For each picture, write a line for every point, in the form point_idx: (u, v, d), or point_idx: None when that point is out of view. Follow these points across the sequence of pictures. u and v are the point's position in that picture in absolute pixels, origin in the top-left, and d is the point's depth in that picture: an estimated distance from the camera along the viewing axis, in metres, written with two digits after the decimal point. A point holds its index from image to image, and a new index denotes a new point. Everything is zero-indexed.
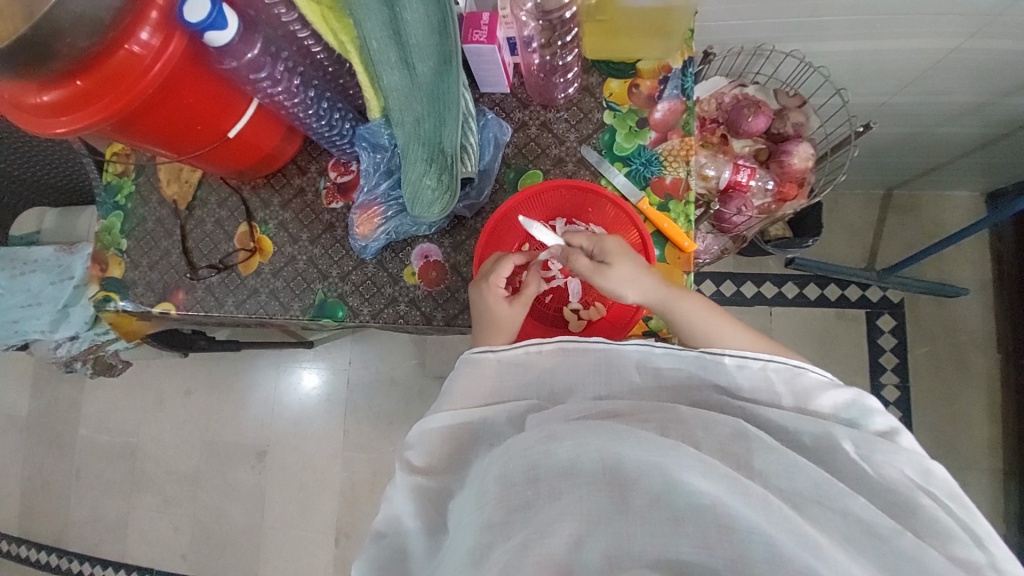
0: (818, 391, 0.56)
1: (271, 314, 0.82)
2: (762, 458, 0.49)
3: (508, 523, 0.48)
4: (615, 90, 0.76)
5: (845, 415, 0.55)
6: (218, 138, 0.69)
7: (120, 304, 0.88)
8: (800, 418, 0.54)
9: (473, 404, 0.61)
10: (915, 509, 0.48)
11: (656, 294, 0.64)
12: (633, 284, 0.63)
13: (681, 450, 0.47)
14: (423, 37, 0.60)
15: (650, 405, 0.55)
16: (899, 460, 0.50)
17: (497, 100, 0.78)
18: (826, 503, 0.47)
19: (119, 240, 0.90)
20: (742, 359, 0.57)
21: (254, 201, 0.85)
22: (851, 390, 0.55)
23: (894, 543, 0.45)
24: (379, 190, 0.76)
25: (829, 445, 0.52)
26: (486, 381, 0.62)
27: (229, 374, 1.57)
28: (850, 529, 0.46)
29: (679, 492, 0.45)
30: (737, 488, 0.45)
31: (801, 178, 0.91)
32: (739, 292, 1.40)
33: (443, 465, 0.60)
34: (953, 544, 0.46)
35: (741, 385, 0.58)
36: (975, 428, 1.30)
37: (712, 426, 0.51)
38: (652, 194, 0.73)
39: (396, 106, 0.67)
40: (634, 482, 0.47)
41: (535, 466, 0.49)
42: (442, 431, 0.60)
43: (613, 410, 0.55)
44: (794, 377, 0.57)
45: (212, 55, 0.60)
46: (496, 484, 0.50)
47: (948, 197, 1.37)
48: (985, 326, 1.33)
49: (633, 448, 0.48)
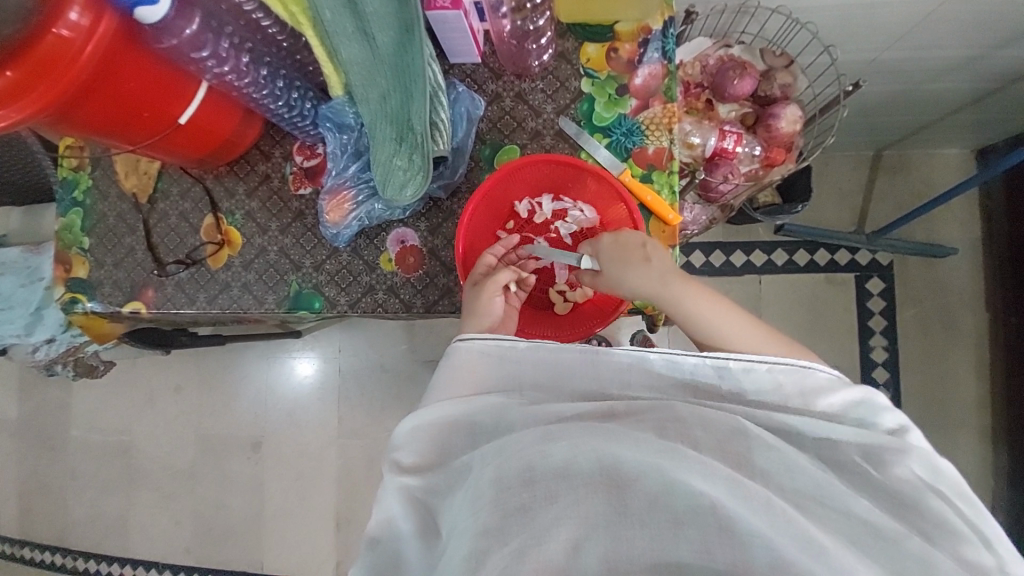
0: (823, 393, 0.55)
1: (245, 308, 0.79)
2: (762, 456, 0.49)
3: (506, 528, 0.47)
4: (593, 55, 0.71)
5: (854, 415, 0.54)
6: (169, 125, 0.64)
7: (88, 305, 0.84)
8: (806, 422, 0.52)
9: (456, 397, 0.58)
10: (922, 509, 0.48)
11: (657, 287, 0.61)
12: (631, 278, 0.61)
13: (680, 452, 0.48)
14: (380, 5, 0.57)
15: (647, 404, 0.54)
16: (908, 460, 0.49)
17: (468, 71, 0.73)
18: (830, 503, 0.48)
19: (80, 239, 0.86)
20: (748, 363, 0.56)
21: (218, 190, 0.81)
22: (861, 389, 0.54)
23: (900, 544, 0.46)
24: (348, 173, 0.72)
25: (832, 445, 0.51)
26: (468, 371, 0.60)
27: (217, 369, 1.55)
28: (854, 529, 0.47)
29: (677, 493, 0.46)
30: (738, 489, 0.46)
31: (789, 142, 0.88)
32: (729, 262, 1.39)
33: (430, 464, 0.57)
34: (961, 544, 0.47)
35: (746, 387, 0.56)
36: (963, 386, 1.32)
37: (711, 425, 0.51)
38: (635, 166, 0.70)
39: (358, 82, 0.63)
40: (632, 483, 0.47)
41: (530, 468, 0.48)
42: (427, 428, 0.57)
43: (609, 409, 0.54)
44: (801, 376, 0.55)
45: (149, 35, 0.55)
46: (491, 485, 0.49)
47: (937, 156, 1.35)
48: (974, 285, 1.33)
49: (631, 449, 0.48)
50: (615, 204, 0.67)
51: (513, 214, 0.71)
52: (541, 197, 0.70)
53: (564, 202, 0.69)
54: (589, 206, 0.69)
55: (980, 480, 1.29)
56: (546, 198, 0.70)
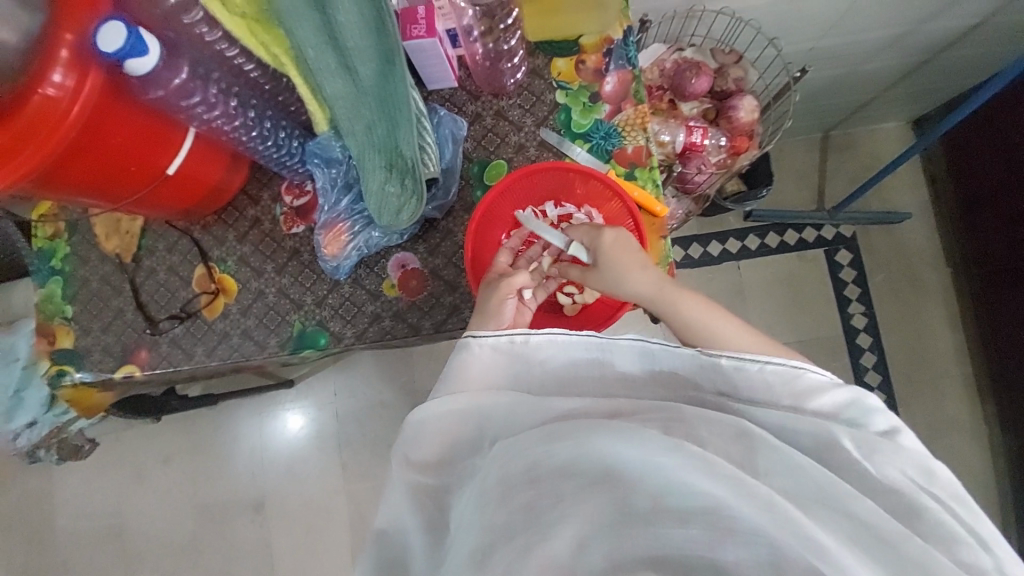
0: (816, 393, 0.53)
1: (248, 355, 0.78)
2: (766, 458, 0.46)
3: (511, 524, 0.45)
4: (563, 69, 0.76)
5: (845, 417, 0.52)
6: (157, 177, 0.65)
7: (77, 376, 0.81)
8: (797, 421, 0.50)
9: (468, 391, 0.56)
10: (922, 512, 0.44)
11: (658, 291, 0.63)
12: (630, 280, 0.63)
13: (687, 449, 0.44)
14: (360, 38, 0.55)
15: (652, 403, 0.51)
16: (901, 461, 0.47)
17: (447, 96, 0.76)
18: (831, 503, 0.43)
19: (63, 307, 0.83)
20: (739, 362, 0.54)
21: (207, 240, 0.80)
22: (850, 390, 0.52)
23: (904, 549, 0.40)
24: (342, 206, 0.74)
25: (828, 444, 0.49)
26: (484, 364, 0.58)
27: (209, 430, 1.48)
28: (855, 531, 0.42)
29: (678, 492, 0.43)
30: (746, 490, 0.42)
31: (750, 130, 0.94)
32: (707, 252, 1.44)
33: (437, 461, 0.56)
34: (960, 548, 0.42)
35: (737, 388, 0.54)
36: (940, 339, 1.40)
37: (713, 425, 0.48)
38: (617, 165, 0.74)
39: (343, 116, 0.63)
40: (636, 485, 0.44)
41: (534, 467, 0.47)
42: (438, 421, 0.56)
43: (614, 409, 0.51)
44: (791, 378, 0.53)
45: (135, 87, 0.55)
46: (498, 483, 0.48)
47: (878, 130, 1.46)
48: (931, 244, 1.43)
49: (631, 446, 0.45)
50: (614, 194, 0.70)
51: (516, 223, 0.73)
52: (545, 204, 0.73)
53: (568, 208, 0.72)
54: (593, 209, 0.72)
55: (971, 425, 1.36)
56: (550, 205, 0.72)
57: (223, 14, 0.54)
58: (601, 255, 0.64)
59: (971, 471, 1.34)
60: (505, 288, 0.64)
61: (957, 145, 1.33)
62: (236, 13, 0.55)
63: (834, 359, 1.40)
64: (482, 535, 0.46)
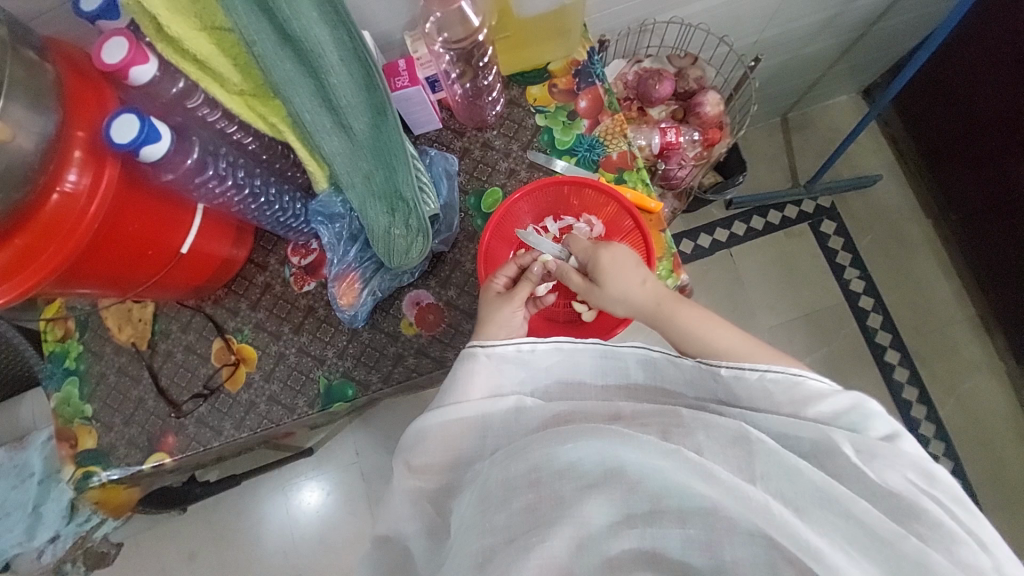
0: (817, 400, 0.57)
1: (277, 421, 0.77)
2: (763, 462, 0.49)
3: (512, 527, 0.50)
4: (537, 95, 0.81)
5: (845, 420, 0.56)
6: (173, 257, 0.67)
7: (104, 475, 0.79)
8: (801, 423, 0.55)
9: (471, 402, 0.62)
10: (920, 513, 0.48)
11: (655, 303, 0.66)
12: (633, 293, 0.66)
13: (682, 454, 0.49)
14: (352, 96, 0.58)
15: (653, 408, 0.56)
16: (900, 465, 0.51)
17: (433, 137, 0.80)
18: (832, 506, 0.47)
19: (82, 407, 0.82)
20: (738, 370, 0.60)
21: (221, 314, 0.81)
22: (851, 397, 0.57)
23: (899, 546, 0.44)
24: (350, 257, 0.75)
25: (828, 448, 0.53)
26: (483, 378, 0.63)
27: (233, 516, 1.41)
28: (851, 531, 0.46)
29: (681, 495, 0.48)
30: (740, 494, 0.47)
31: (719, 121, 0.99)
32: (698, 246, 1.48)
33: (437, 466, 0.61)
34: (960, 548, 0.46)
35: (738, 395, 0.60)
36: (938, 289, 1.43)
37: (713, 430, 0.52)
38: (606, 172, 0.78)
39: (342, 170, 0.65)
40: (637, 485, 0.49)
41: (536, 469, 0.52)
42: (440, 429, 0.61)
43: (615, 411, 0.57)
44: (791, 386, 0.58)
45: (147, 172, 0.59)
46: (499, 486, 0.53)
47: (832, 105, 1.55)
48: (906, 200, 1.49)
49: (632, 452, 0.50)
50: (608, 198, 0.74)
51: (522, 241, 0.75)
52: (546, 220, 0.75)
53: (568, 220, 0.75)
54: (590, 216, 0.75)
55: (989, 368, 1.37)
56: (550, 220, 0.75)
57: (223, 94, 0.59)
58: (602, 271, 0.67)
59: (998, 411, 1.35)
60: (515, 300, 0.67)
61: (908, 106, 1.41)
62: (234, 91, 0.59)
63: (842, 326, 1.42)
64: (494, 538, 0.50)
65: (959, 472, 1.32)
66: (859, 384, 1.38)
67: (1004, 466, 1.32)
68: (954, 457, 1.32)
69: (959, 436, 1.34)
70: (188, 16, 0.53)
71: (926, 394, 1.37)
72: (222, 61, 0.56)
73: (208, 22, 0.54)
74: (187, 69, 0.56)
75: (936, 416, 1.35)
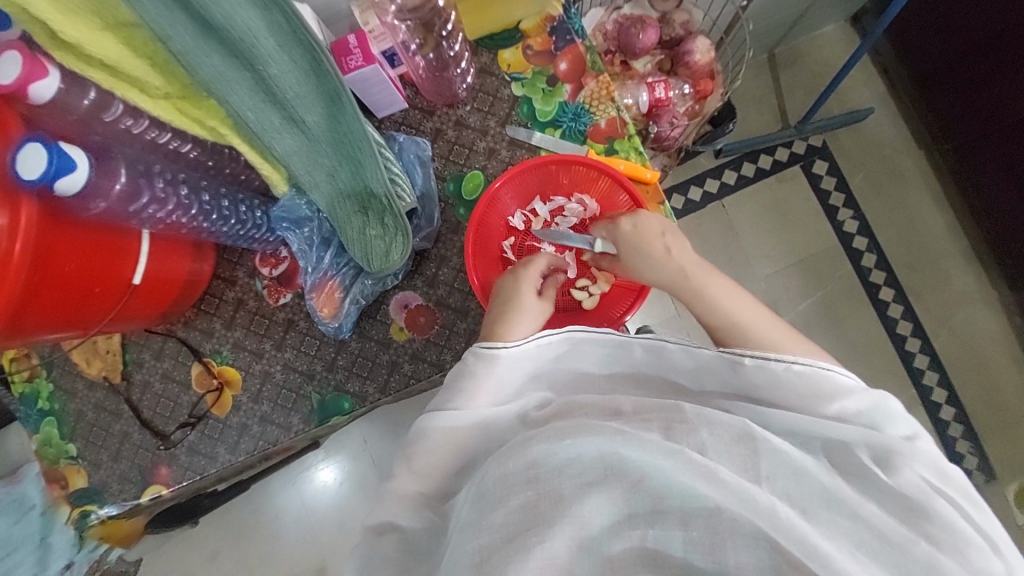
0: (842, 395, 0.53)
1: (274, 441, 0.74)
2: (767, 462, 0.46)
3: (510, 525, 0.47)
4: (511, 60, 0.73)
5: (865, 418, 0.53)
6: (126, 289, 0.61)
7: (103, 512, 0.75)
8: (810, 420, 0.52)
9: (481, 404, 0.57)
10: (929, 512, 0.45)
11: (688, 269, 0.61)
12: (664, 258, 0.61)
13: (686, 454, 0.46)
14: (300, 86, 0.50)
15: (653, 402, 0.53)
16: (917, 464, 0.48)
17: (400, 119, 0.72)
18: (836, 506, 0.45)
19: (65, 447, 0.77)
20: (762, 359, 0.55)
21: (194, 336, 0.75)
22: (873, 394, 0.53)
23: (910, 549, 0.42)
24: (326, 263, 0.70)
25: (842, 449, 0.50)
26: (489, 383, 0.57)
27: (249, 515, 1.40)
28: (859, 533, 0.43)
29: (681, 492, 0.45)
30: (745, 496, 0.43)
31: (710, 70, 0.91)
32: (689, 199, 1.43)
33: (440, 468, 0.58)
34: (970, 550, 0.43)
35: (757, 383, 0.55)
36: (932, 221, 1.40)
37: (718, 428, 0.48)
38: (595, 144, 0.72)
39: (301, 171, 0.58)
40: (639, 483, 0.46)
41: (534, 465, 0.49)
42: (448, 432, 0.57)
43: (615, 408, 0.53)
44: (818, 379, 0.54)
45: (73, 205, 0.51)
46: (497, 482, 0.50)
47: (821, 36, 1.45)
48: (900, 132, 1.42)
49: (636, 450, 0.46)
50: (597, 171, 0.68)
51: (511, 230, 0.71)
52: (534, 202, 0.71)
53: (558, 201, 0.70)
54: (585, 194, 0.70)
55: (981, 296, 1.38)
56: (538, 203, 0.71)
57: (147, 101, 0.50)
58: (627, 240, 0.62)
59: (991, 337, 1.37)
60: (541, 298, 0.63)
61: (901, 30, 1.32)
62: (159, 95, 0.51)
63: (838, 268, 1.40)
64: (490, 536, 0.47)
65: (954, 399, 1.35)
66: (855, 324, 1.38)
67: (997, 388, 1.35)
68: (946, 384, 1.35)
69: (953, 364, 1.36)
70: (83, 12, 0.43)
71: (920, 327, 1.37)
72: (138, 64, 0.47)
73: (111, 18, 0.44)
74: (97, 76, 0.47)
75: (931, 347, 1.37)
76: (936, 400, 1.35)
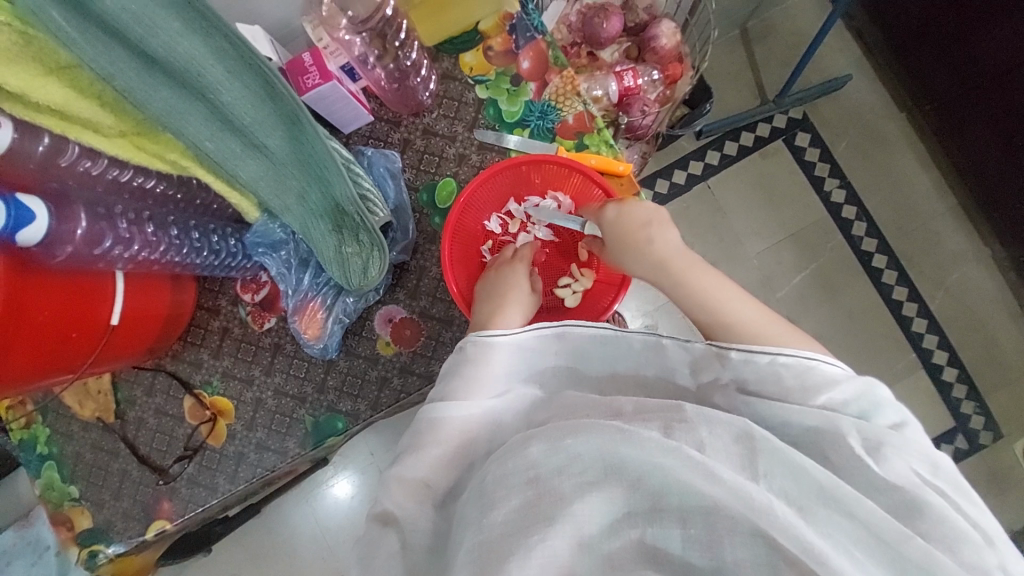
0: (828, 386, 0.52)
1: (272, 467, 0.74)
2: (767, 459, 0.46)
3: (512, 521, 0.47)
4: (473, 63, 0.72)
5: (855, 407, 0.52)
6: (105, 330, 0.60)
7: (110, 551, 0.76)
8: (804, 411, 0.51)
9: (483, 393, 0.58)
10: (922, 508, 0.45)
11: (676, 253, 0.60)
12: (649, 244, 0.60)
13: (684, 452, 0.46)
14: (256, 111, 0.49)
15: (657, 403, 0.52)
16: (910, 456, 0.48)
17: (367, 133, 0.72)
18: (832, 502, 0.44)
19: (66, 490, 0.77)
20: (748, 352, 0.54)
21: (183, 368, 0.75)
22: (862, 381, 0.52)
23: (902, 549, 0.42)
24: (305, 284, 0.70)
25: (833, 438, 0.49)
26: (494, 368, 0.58)
27: (264, 537, 1.41)
28: (855, 530, 0.43)
29: (681, 490, 0.44)
30: (742, 494, 0.43)
31: (679, 53, 0.90)
32: (674, 183, 1.42)
33: (437, 482, 0.57)
34: (962, 547, 0.43)
35: (748, 379, 0.54)
36: (919, 184, 1.39)
37: (717, 427, 0.48)
38: (564, 140, 0.71)
39: (270, 196, 0.57)
40: (638, 482, 0.46)
41: (534, 467, 0.49)
42: (449, 421, 0.57)
43: (616, 409, 0.53)
44: (805, 371, 0.53)
45: (40, 255, 0.51)
46: (496, 482, 0.50)
47: (792, 6, 1.44)
48: (880, 97, 1.41)
49: (636, 449, 0.47)
50: (568, 169, 0.68)
51: (488, 235, 0.72)
52: (508, 205, 0.71)
53: (533, 200, 0.70)
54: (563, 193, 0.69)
55: (975, 255, 1.37)
56: (513, 204, 0.71)
57: (102, 141, 0.50)
58: (611, 227, 0.61)
59: (987, 295, 1.36)
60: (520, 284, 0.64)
61: None
62: (114, 134, 0.50)
63: (829, 240, 1.39)
64: (491, 532, 0.47)
65: (955, 360, 1.34)
66: (850, 294, 1.37)
67: (998, 346, 1.35)
68: (947, 346, 1.35)
69: (952, 326, 1.36)
70: (23, 59, 0.42)
71: (916, 291, 1.37)
72: (87, 105, 0.47)
73: (52, 63, 0.43)
74: (47, 122, 0.46)
75: (928, 311, 1.36)
76: (938, 363, 1.35)
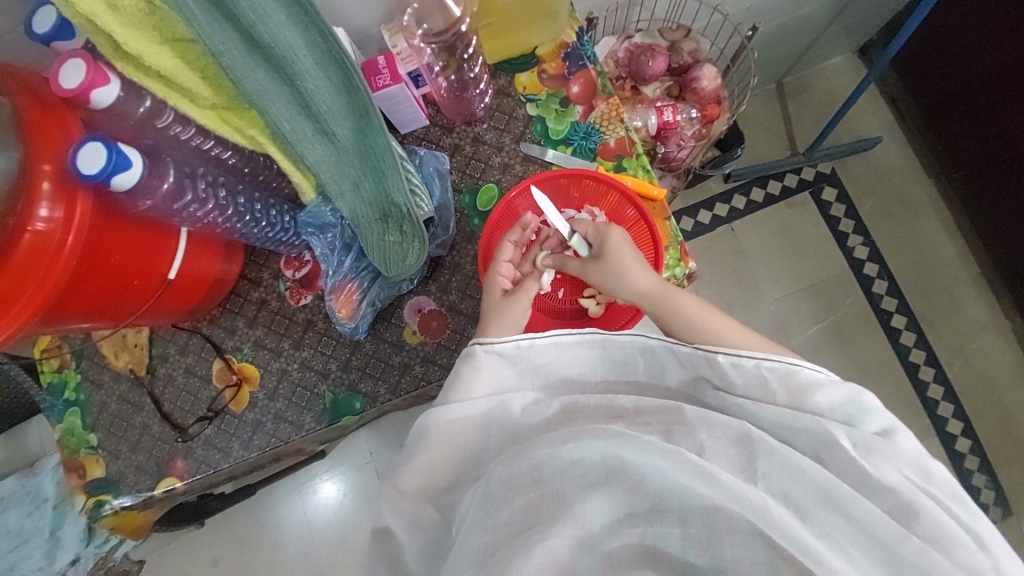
0: (814, 389, 0.53)
1: (286, 438, 0.76)
2: (766, 463, 0.48)
3: (513, 525, 0.48)
4: (527, 83, 0.78)
5: (842, 413, 0.53)
6: (161, 283, 0.65)
7: (117, 502, 0.78)
8: (793, 415, 0.52)
9: (474, 400, 0.59)
10: (916, 510, 0.46)
11: (658, 288, 0.64)
12: (632, 277, 0.64)
13: (683, 456, 0.47)
14: (333, 100, 0.53)
15: (656, 404, 0.54)
16: (899, 462, 0.49)
17: (422, 135, 0.77)
18: (833, 505, 0.46)
19: (86, 437, 0.80)
20: (736, 356, 0.55)
21: (218, 333, 0.79)
22: (847, 389, 0.53)
23: (898, 551, 0.44)
24: (346, 267, 0.73)
25: (827, 441, 0.51)
26: (491, 373, 0.60)
27: (253, 523, 1.41)
28: (853, 531, 0.45)
29: (680, 492, 0.46)
30: (738, 495, 0.45)
31: (717, 96, 0.95)
32: (699, 223, 1.45)
33: (446, 464, 0.59)
34: (956, 548, 0.44)
35: (736, 383, 0.55)
36: (942, 250, 1.41)
37: (716, 430, 0.50)
38: (605, 161, 0.76)
39: (330, 180, 0.61)
40: (639, 483, 0.47)
41: (539, 467, 0.50)
42: (444, 428, 0.58)
43: (618, 410, 0.55)
44: (790, 376, 0.54)
45: (123, 202, 0.57)
46: (500, 484, 0.51)
47: (828, 67, 1.50)
48: (909, 161, 1.44)
49: (638, 453, 0.48)
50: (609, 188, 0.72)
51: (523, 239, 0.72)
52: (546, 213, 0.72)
53: (569, 211, 0.72)
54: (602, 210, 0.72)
55: (995, 327, 1.37)
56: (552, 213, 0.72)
57: (195, 109, 0.55)
58: (609, 250, 0.65)
59: (1006, 368, 1.35)
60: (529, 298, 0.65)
61: (907, 63, 1.35)
62: (207, 106, 0.56)
63: (848, 294, 1.40)
64: (495, 533, 0.48)
65: (970, 431, 1.32)
66: (866, 351, 1.37)
67: (1015, 421, 1.32)
68: (963, 416, 1.33)
69: (969, 395, 1.34)
70: (146, 29, 0.49)
71: (934, 356, 1.36)
72: (189, 75, 0.52)
73: (169, 34, 0.50)
74: (153, 86, 0.53)
75: (945, 377, 1.35)
76: (953, 432, 1.32)
